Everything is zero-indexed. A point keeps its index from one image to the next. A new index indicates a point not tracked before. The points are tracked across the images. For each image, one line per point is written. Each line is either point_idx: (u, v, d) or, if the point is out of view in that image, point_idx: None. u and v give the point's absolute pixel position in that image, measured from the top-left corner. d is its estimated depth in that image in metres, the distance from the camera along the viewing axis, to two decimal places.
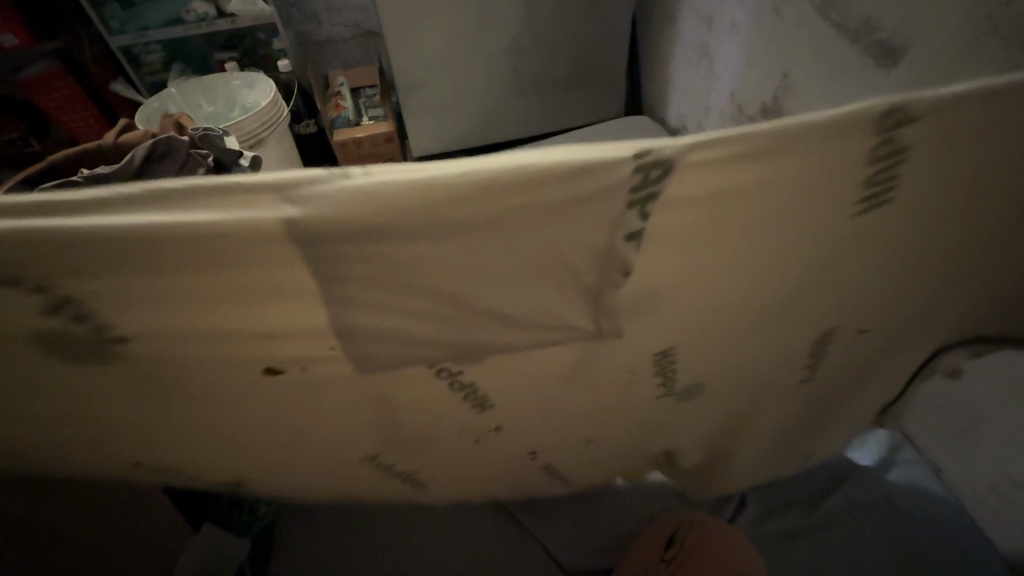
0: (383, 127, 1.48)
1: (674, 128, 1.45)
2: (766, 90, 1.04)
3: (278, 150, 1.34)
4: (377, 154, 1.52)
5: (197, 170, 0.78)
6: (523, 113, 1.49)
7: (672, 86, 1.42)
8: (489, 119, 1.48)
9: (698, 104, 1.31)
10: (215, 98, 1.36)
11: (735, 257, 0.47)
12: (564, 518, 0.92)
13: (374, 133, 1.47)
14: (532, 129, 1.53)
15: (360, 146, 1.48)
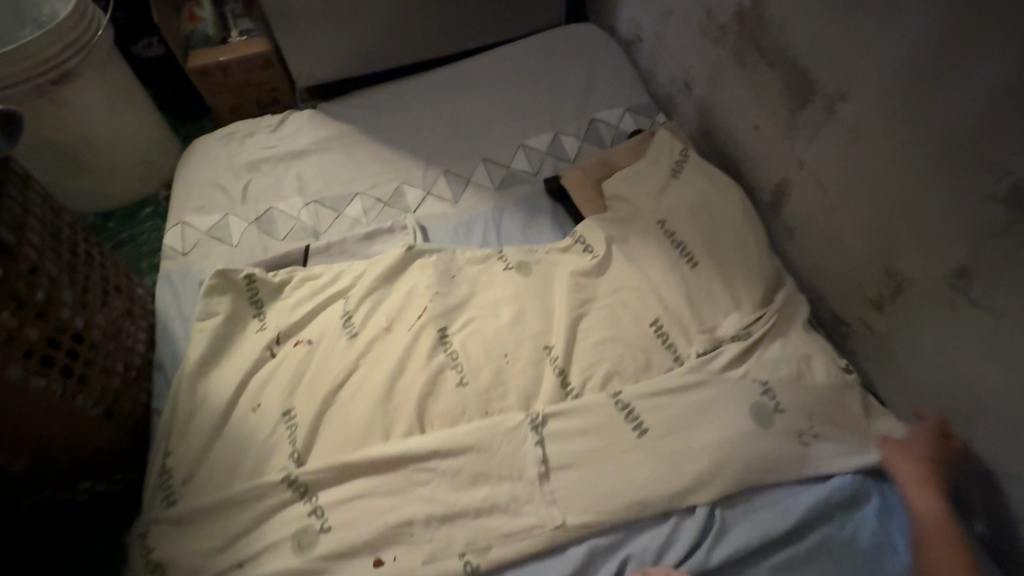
0: (256, 46, 1.13)
1: (625, 40, 1.18)
2: None
3: (101, 84, 0.97)
4: (253, 84, 1.17)
5: None
6: (438, 24, 1.16)
7: None
8: (395, 33, 1.14)
9: (654, 8, 1.05)
10: None
11: (593, 444, 0.70)
12: (529, 557, 0.65)
13: (243, 54, 1.12)
14: (453, 43, 1.21)
15: (226, 74, 1.13)
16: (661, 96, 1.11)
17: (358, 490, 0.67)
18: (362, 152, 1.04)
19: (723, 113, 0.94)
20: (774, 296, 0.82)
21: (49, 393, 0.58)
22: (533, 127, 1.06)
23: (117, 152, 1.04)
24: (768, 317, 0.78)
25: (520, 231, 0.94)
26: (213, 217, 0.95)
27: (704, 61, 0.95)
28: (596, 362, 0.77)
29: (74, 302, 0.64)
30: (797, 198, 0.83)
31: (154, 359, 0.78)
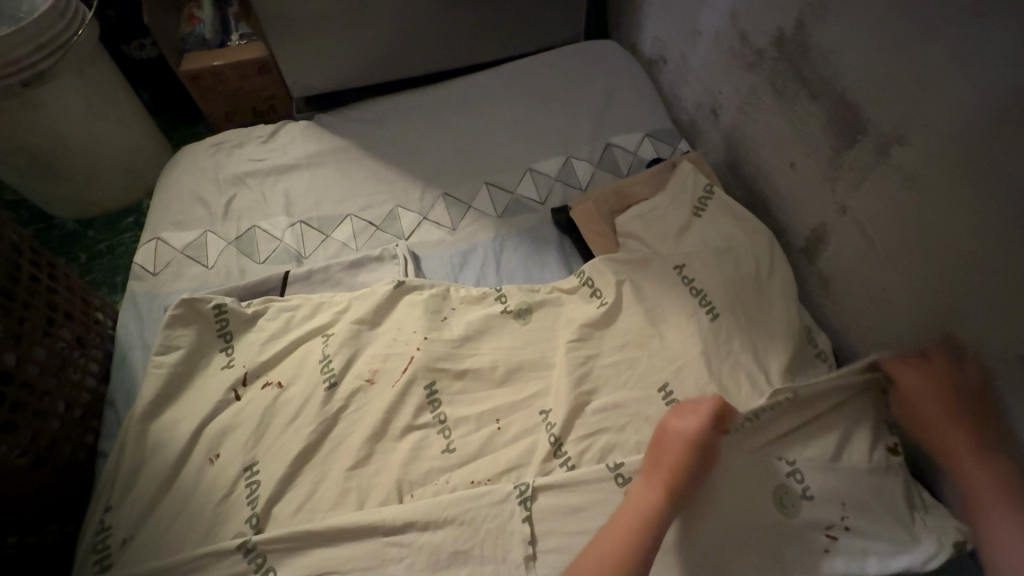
0: (253, 52, 1.06)
1: (648, 60, 1.10)
2: (789, 9, 0.72)
3: (82, 86, 0.91)
4: (250, 90, 1.11)
5: None
6: (447, 36, 1.09)
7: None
8: (401, 44, 1.07)
9: (681, 27, 0.97)
10: None
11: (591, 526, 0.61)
12: None
13: (238, 60, 1.05)
14: (462, 57, 1.14)
15: (220, 79, 1.07)
16: (685, 122, 1.02)
17: (318, 567, 0.58)
18: (357, 169, 0.96)
19: (754, 146, 0.85)
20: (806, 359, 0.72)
21: None
22: (543, 151, 0.98)
23: (97, 159, 0.98)
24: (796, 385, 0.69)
25: (522, 266, 0.85)
26: (191, 234, 0.88)
27: (734, 88, 0.86)
28: (598, 425, 0.68)
29: (3, 336, 0.56)
30: (836, 246, 0.73)
31: (106, 393, 0.71)
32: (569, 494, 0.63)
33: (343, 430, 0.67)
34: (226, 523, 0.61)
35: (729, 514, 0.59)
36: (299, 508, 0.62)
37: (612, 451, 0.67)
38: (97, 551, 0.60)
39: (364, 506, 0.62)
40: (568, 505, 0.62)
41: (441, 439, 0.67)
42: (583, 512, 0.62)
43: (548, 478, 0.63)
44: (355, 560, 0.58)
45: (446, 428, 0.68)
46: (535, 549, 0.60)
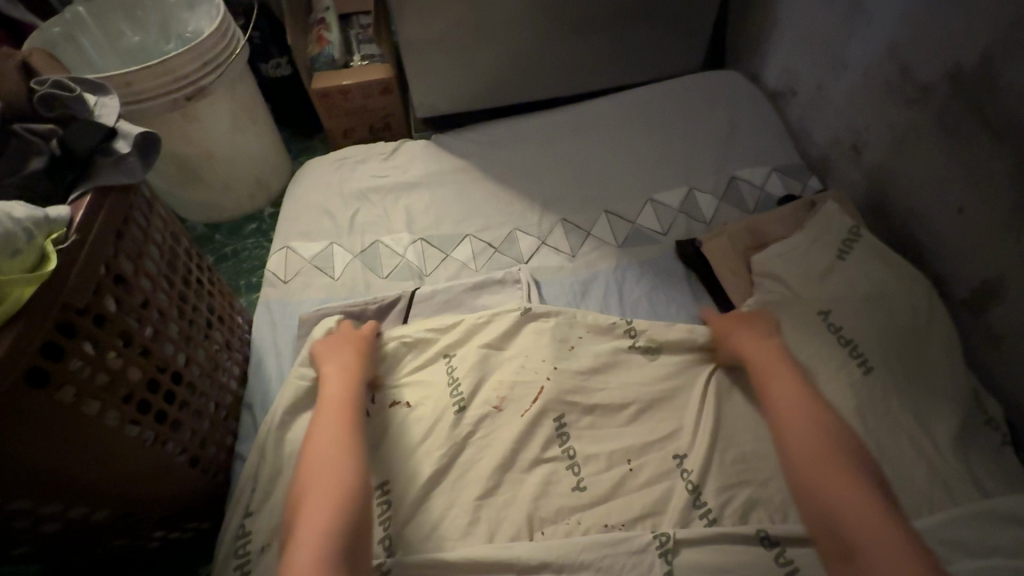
0: (379, 73, 1.11)
1: (773, 92, 1.06)
2: (970, 45, 0.67)
3: (231, 101, 0.97)
4: (371, 109, 1.15)
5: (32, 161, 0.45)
6: (565, 63, 1.09)
7: (778, 29, 1.01)
8: (520, 69, 1.09)
9: (820, 60, 0.93)
10: (145, 23, 0.95)
11: None
12: None
13: (366, 80, 1.10)
14: (577, 84, 1.14)
15: (346, 97, 1.11)
16: (816, 158, 0.97)
17: None
18: (475, 190, 0.97)
19: (906, 187, 0.79)
20: (976, 428, 0.65)
21: (141, 443, 0.52)
22: (664, 180, 0.95)
23: (233, 169, 1.03)
24: (968, 457, 0.62)
25: (645, 299, 0.82)
26: (319, 245, 0.91)
27: (885, 124, 0.81)
28: (741, 475, 0.64)
29: (177, 338, 0.58)
30: (1015, 302, 0.66)
31: (244, 397, 0.73)
32: (714, 551, 0.58)
33: (472, 457, 0.66)
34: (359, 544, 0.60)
35: None
36: (431, 535, 0.61)
37: (757, 510, 0.62)
38: (236, 559, 0.60)
39: (494, 539, 0.60)
40: (711, 562, 0.58)
41: (571, 476, 0.65)
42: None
43: (692, 532, 0.59)
44: None
45: (575, 464, 0.66)
46: None
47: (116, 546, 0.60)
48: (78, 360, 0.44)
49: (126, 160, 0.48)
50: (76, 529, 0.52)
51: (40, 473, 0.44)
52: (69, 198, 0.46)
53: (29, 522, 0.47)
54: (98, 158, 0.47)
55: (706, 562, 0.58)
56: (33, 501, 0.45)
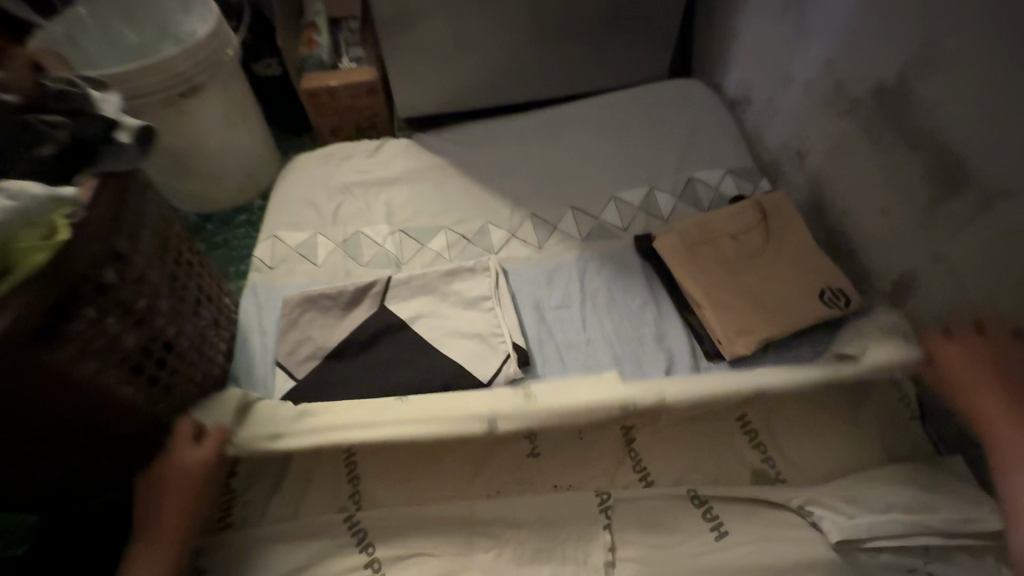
0: (364, 75, 1.17)
1: (732, 99, 1.14)
2: (892, 63, 0.75)
3: (222, 99, 1.03)
4: (357, 108, 1.22)
5: (42, 149, 0.51)
6: (539, 67, 1.16)
7: (737, 41, 1.09)
8: (497, 73, 1.16)
9: (772, 71, 1.00)
10: (141, 24, 1.01)
11: (669, 542, 0.64)
12: None
13: (352, 81, 1.16)
14: (551, 88, 1.21)
15: (333, 97, 1.18)
16: (767, 161, 1.05)
17: (415, 548, 0.64)
18: (452, 186, 1.04)
19: (841, 190, 0.87)
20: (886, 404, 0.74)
21: (134, 402, 0.59)
22: (627, 179, 1.03)
23: (224, 163, 1.10)
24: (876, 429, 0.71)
25: (604, 288, 0.89)
26: (303, 235, 0.97)
27: (824, 132, 0.89)
28: (679, 443, 0.71)
29: (169, 311, 0.64)
30: (926, 293, 0.74)
31: (230, 370, 0.79)
32: (647, 508, 0.66)
33: None
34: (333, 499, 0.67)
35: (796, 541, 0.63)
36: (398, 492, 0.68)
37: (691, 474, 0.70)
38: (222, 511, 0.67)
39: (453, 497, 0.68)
40: (643, 517, 0.66)
41: (526, 454, 0.70)
42: (661, 530, 0.65)
43: (630, 491, 0.67)
44: (447, 547, 0.64)
45: (532, 442, 0.71)
46: (615, 565, 0.63)
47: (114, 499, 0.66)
48: (83, 323, 0.51)
49: (126, 147, 0.54)
50: (75, 479, 0.58)
51: (48, 422, 0.50)
52: (72, 182, 0.53)
53: (35, 468, 0.53)
54: (101, 146, 0.53)
55: (639, 518, 0.66)
56: (40, 448, 0.51)
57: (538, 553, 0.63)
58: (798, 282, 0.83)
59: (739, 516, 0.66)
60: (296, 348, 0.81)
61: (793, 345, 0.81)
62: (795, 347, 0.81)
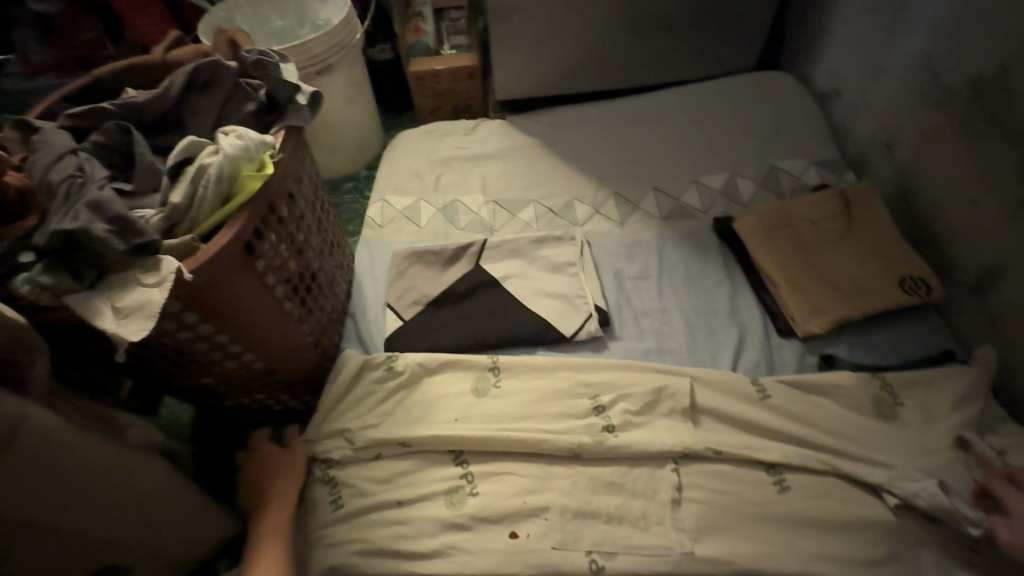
0: (466, 60, 1.28)
1: (820, 93, 1.15)
2: (991, 57, 0.77)
3: (346, 77, 1.17)
4: (456, 91, 1.33)
5: (245, 105, 0.65)
6: (629, 57, 1.23)
7: (829, 36, 1.11)
8: (589, 61, 1.23)
9: (864, 65, 1.02)
10: (284, 11, 1.17)
11: (734, 490, 0.70)
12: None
13: (454, 66, 1.28)
14: (638, 77, 1.27)
15: (436, 80, 1.30)
16: (853, 155, 1.06)
17: (502, 466, 0.73)
18: (541, 164, 1.13)
19: (929, 183, 0.88)
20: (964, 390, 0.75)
21: (290, 317, 0.72)
22: (709, 166, 1.07)
23: (341, 135, 1.24)
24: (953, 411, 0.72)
25: (682, 264, 0.95)
26: (408, 200, 1.09)
27: (915, 125, 0.91)
28: (750, 404, 0.75)
29: (315, 247, 0.77)
30: (1012, 284, 0.76)
31: (348, 309, 0.92)
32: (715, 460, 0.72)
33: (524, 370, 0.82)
34: (436, 418, 0.76)
35: (856, 503, 0.68)
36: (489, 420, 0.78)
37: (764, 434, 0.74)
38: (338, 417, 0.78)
39: None
40: (708, 465, 0.72)
41: (599, 419, 0.75)
42: (726, 479, 0.71)
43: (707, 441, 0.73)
44: (529, 469, 0.73)
45: (604, 413, 0.75)
46: (680, 504, 0.70)
47: (259, 400, 0.81)
48: (266, 242, 0.64)
49: (303, 106, 0.66)
50: (240, 374, 0.72)
51: (237, 319, 0.63)
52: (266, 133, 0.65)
53: (220, 357, 0.66)
54: (287, 105, 0.66)
55: (705, 466, 0.72)
56: (227, 339, 0.64)
57: (610, 484, 0.71)
58: (876, 269, 0.86)
59: (802, 475, 0.70)
60: (402, 294, 0.93)
61: (868, 329, 0.84)
62: (869, 331, 0.84)
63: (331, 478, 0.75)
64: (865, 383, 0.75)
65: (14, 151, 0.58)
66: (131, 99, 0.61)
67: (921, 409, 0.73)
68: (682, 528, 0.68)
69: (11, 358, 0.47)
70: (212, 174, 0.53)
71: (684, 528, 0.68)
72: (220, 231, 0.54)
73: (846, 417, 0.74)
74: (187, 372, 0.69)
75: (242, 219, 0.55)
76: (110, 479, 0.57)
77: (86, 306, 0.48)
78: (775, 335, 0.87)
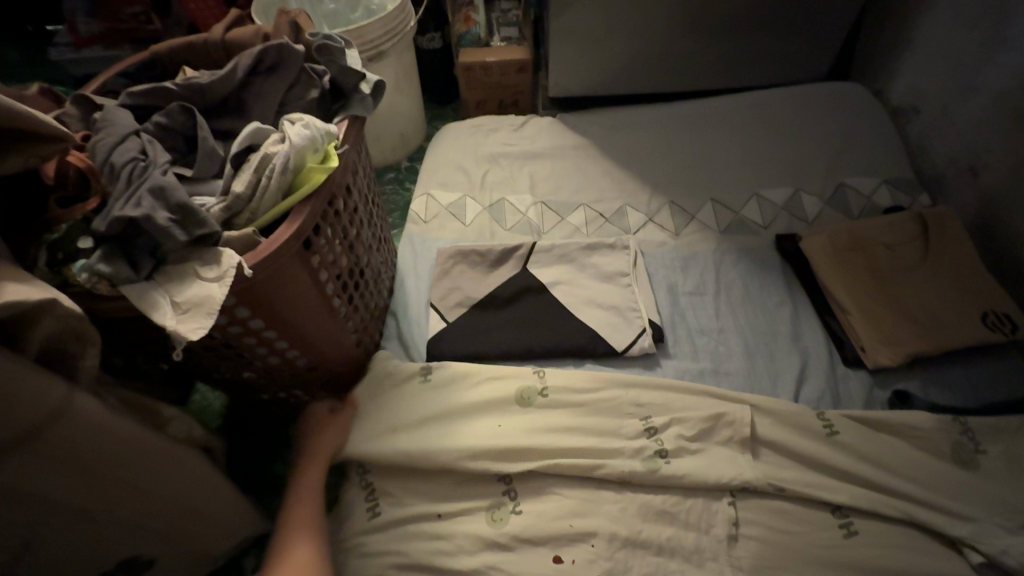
0: (518, 54, 1.24)
1: (895, 107, 1.09)
2: None
3: (396, 65, 1.14)
4: (505, 85, 1.29)
5: (309, 92, 0.62)
6: (690, 59, 1.17)
7: (911, 47, 1.04)
8: (647, 61, 1.18)
9: (950, 81, 0.95)
10: None
11: (795, 531, 0.66)
12: None
13: (506, 59, 1.24)
14: (697, 81, 1.21)
15: (486, 73, 1.26)
16: (928, 176, 1.00)
17: (547, 485, 0.70)
18: (593, 166, 1.09)
19: (1019, 212, 0.82)
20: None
21: (338, 314, 0.69)
22: (772, 178, 1.02)
23: (386, 124, 1.21)
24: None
25: (740, 281, 0.90)
26: (454, 195, 1.06)
27: (1007, 149, 0.84)
28: (814, 438, 0.71)
29: (365, 242, 0.74)
30: None
31: (389, 306, 0.90)
32: (774, 498, 0.68)
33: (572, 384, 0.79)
34: (481, 432, 0.72)
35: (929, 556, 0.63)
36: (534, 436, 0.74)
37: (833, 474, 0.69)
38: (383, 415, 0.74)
39: None
40: (767, 501, 0.68)
41: (650, 442, 0.70)
42: (787, 520, 0.67)
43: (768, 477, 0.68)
44: (576, 491, 0.69)
45: (657, 436, 0.71)
46: (736, 541, 0.66)
47: (297, 396, 0.78)
48: (322, 237, 0.61)
49: (367, 96, 0.63)
50: (283, 370, 0.69)
51: (288, 315, 0.60)
52: (330, 122, 0.62)
53: (266, 353, 0.64)
54: (351, 94, 0.63)
55: (764, 503, 0.68)
56: (276, 336, 0.62)
57: (662, 514, 0.67)
58: (955, 301, 0.80)
59: (870, 521, 0.66)
60: (446, 295, 0.89)
61: (943, 365, 0.79)
62: (944, 367, 0.78)
63: (369, 483, 0.72)
64: (942, 427, 0.70)
65: (74, 128, 0.56)
66: (193, 80, 0.58)
67: (1004, 458, 0.68)
68: (737, 567, 0.64)
69: (62, 348, 0.44)
70: (277, 164, 0.51)
71: (739, 567, 0.64)
72: (282, 224, 0.51)
73: (921, 463, 0.68)
74: (230, 365, 0.67)
75: (305, 213, 0.52)
76: (149, 477, 0.54)
77: (143, 298, 0.45)
78: (838, 364, 0.82)
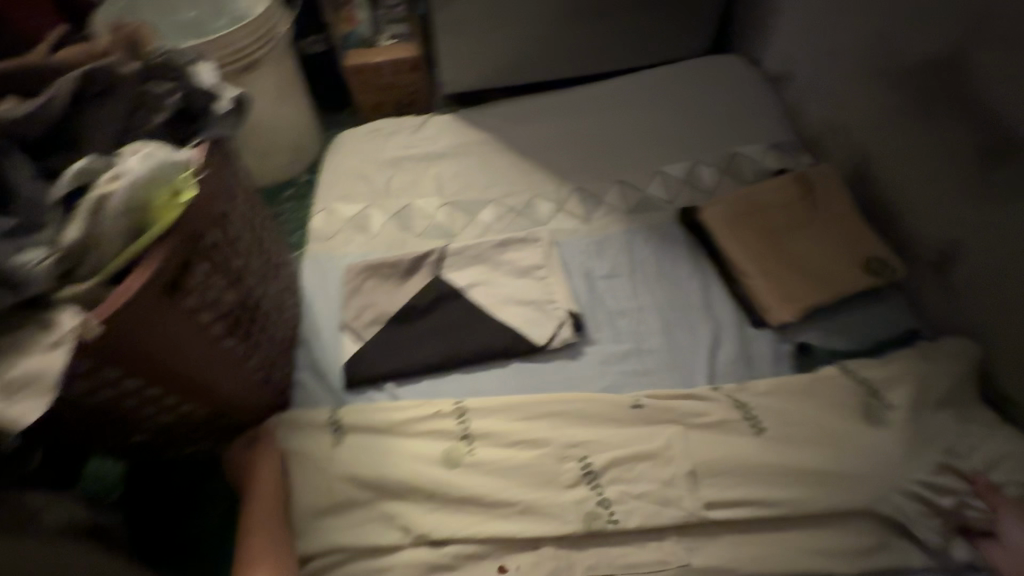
0: (408, 51, 1.20)
1: (773, 75, 1.15)
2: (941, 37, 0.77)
3: (275, 73, 1.06)
4: (400, 85, 1.24)
5: (156, 116, 0.56)
6: (581, 44, 1.18)
7: (779, 17, 1.10)
8: (539, 49, 1.17)
9: (815, 46, 1.02)
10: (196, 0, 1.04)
11: None
12: None
13: (396, 57, 1.19)
14: (591, 64, 1.22)
15: (377, 74, 1.20)
16: (808, 137, 1.07)
17: None
18: (498, 160, 1.07)
19: (885, 163, 0.90)
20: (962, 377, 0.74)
21: (233, 355, 0.63)
22: (670, 154, 1.05)
23: (274, 137, 1.13)
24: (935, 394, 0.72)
25: (651, 259, 0.92)
26: (358, 206, 1.00)
27: (867, 106, 0.91)
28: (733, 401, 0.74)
29: (255, 272, 0.69)
30: (970, 261, 0.78)
31: (299, 333, 0.84)
32: None
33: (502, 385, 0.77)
34: (416, 454, 0.69)
35: None
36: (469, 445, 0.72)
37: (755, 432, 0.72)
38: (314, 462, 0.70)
39: None
40: None
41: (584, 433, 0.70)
42: None
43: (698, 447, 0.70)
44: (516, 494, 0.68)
45: (596, 482, 0.67)
46: None
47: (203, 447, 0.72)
48: (196, 277, 0.55)
49: (228, 116, 0.59)
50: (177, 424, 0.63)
51: (168, 368, 0.54)
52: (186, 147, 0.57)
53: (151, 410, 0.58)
54: (207, 114, 0.58)
55: None
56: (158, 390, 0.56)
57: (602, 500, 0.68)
58: (841, 252, 0.86)
59: None
60: (360, 313, 0.85)
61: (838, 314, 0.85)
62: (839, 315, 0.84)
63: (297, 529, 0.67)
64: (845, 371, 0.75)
65: None
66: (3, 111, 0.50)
67: None
68: (677, 539, 0.66)
69: None
70: (116, 204, 0.45)
71: (678, 538, 0.66)
72: (134, 273, 0.46)
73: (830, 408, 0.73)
74: (111, 430, 0.59)
75: (160, 256, 0.47)
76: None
77: None
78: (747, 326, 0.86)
